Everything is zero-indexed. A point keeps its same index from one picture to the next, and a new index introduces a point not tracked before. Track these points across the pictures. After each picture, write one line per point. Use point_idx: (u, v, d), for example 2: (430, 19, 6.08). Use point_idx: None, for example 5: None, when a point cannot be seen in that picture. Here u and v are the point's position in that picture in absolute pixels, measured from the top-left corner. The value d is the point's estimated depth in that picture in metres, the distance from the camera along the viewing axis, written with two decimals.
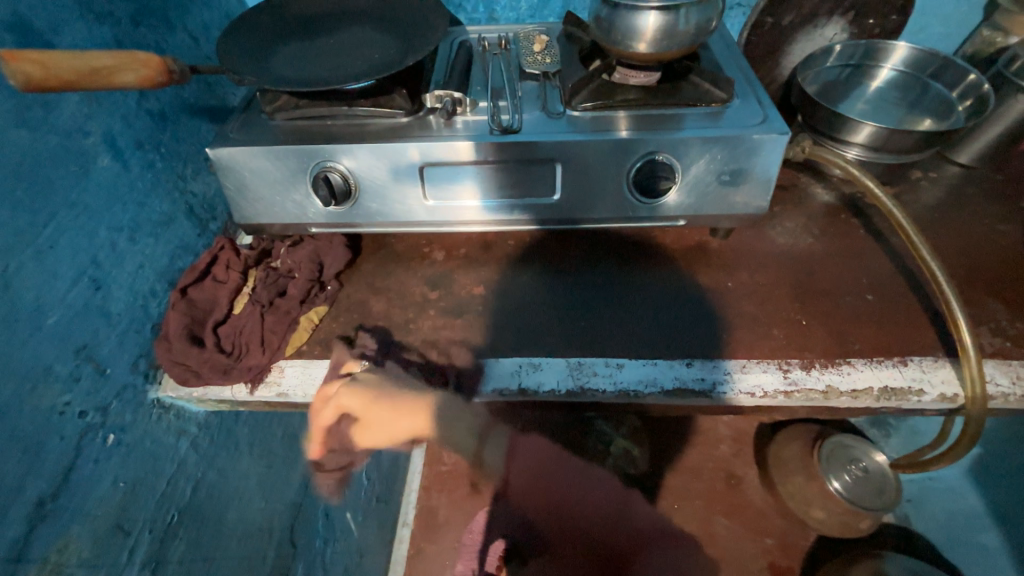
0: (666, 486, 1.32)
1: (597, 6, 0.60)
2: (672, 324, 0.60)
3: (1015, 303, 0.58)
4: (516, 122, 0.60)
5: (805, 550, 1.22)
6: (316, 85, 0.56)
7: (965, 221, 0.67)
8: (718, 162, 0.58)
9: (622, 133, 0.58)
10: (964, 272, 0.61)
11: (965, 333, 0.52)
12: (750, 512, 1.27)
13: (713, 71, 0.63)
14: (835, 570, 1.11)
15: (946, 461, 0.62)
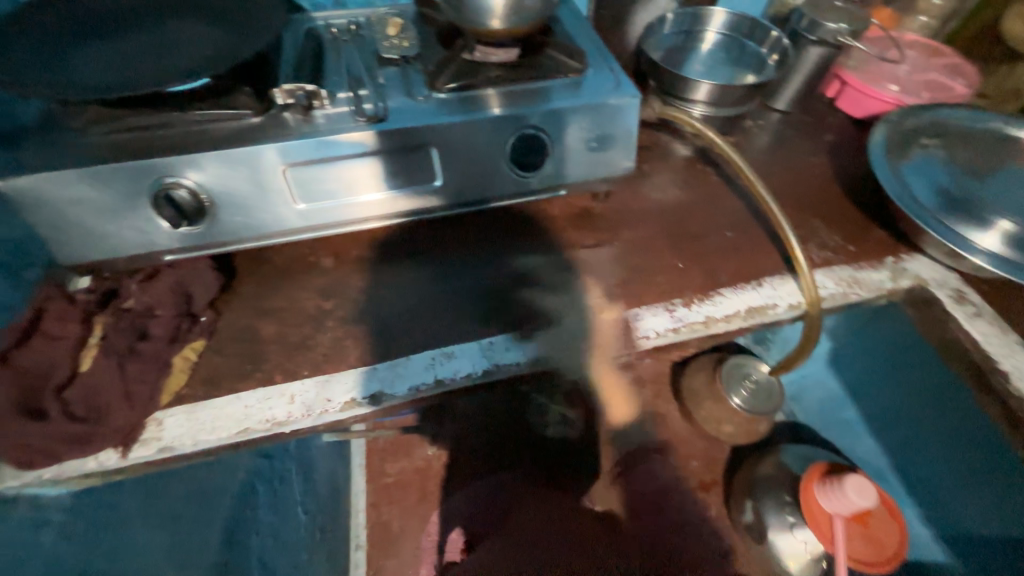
0: (603, 439, 1.41)
1: None
2: (571, 288, 0.64)
3: (831, 219, 0.71)
4: (382, 111, 0.57)
5: (723, 462, 1.40)
6: (134, 90, 0.48)
7: (788, 158, 0.79)
8: (584, 130, 0.62)
9: (492, 111, 0.59)
10: (793, 200, 0.73)
11: (799, 251, 0.63)
12: (675, 442, 1.42)
13: (566, 43, 0.66)
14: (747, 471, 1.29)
15: (803, 358, 0.75)
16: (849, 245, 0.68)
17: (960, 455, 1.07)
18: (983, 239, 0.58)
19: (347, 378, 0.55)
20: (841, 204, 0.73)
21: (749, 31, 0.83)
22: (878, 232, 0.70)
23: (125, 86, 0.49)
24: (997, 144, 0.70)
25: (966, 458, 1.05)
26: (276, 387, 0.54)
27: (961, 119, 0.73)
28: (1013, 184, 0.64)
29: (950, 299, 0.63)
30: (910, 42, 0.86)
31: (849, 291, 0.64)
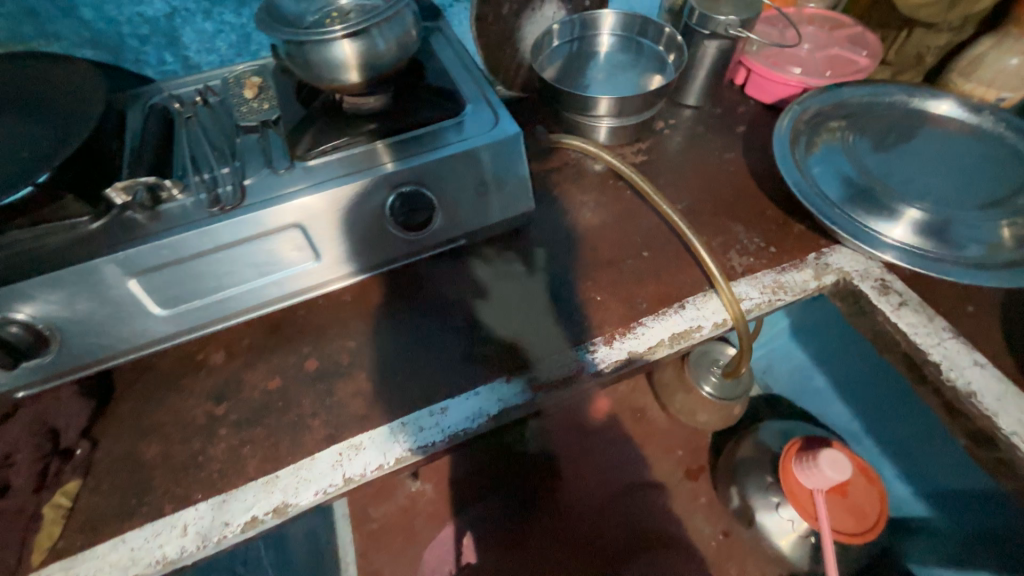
0: (584, 448, 1.38)
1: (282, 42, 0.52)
2: (487, 343, 0.59)
3: (749, 221, 0.68)
4: (238, 192, 0.51)
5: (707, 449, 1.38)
6: None
7: (701, 159, 0.76)
8: (469, 176, 0.57)
9: (363, 175, 0.53)
10: (710, 206, 0.70)
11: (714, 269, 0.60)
12: (657, 437, 1.40)
13: (443, 81, 0.61)
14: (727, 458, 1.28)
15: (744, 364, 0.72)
16: (769, 247, 0.65)
17: (918, 416, 1.07)
18: (891, 231, 0.56)
19: (246, 494, 0.50)
20: (757, 202, 0.70)
21: (642, 30, 0.80)
22: (797, 227, 0.67)
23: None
24: (901, 120, 0.68)
25: (923, 418, 1.05)
26: (165, 520, 0.48)
27: (864, 97, 0.71)
28: (920, 163, 0.62)
29: (875, 291, 0.61)
30: (810, 16, 0.84)
31: (774, 298, 0.61)
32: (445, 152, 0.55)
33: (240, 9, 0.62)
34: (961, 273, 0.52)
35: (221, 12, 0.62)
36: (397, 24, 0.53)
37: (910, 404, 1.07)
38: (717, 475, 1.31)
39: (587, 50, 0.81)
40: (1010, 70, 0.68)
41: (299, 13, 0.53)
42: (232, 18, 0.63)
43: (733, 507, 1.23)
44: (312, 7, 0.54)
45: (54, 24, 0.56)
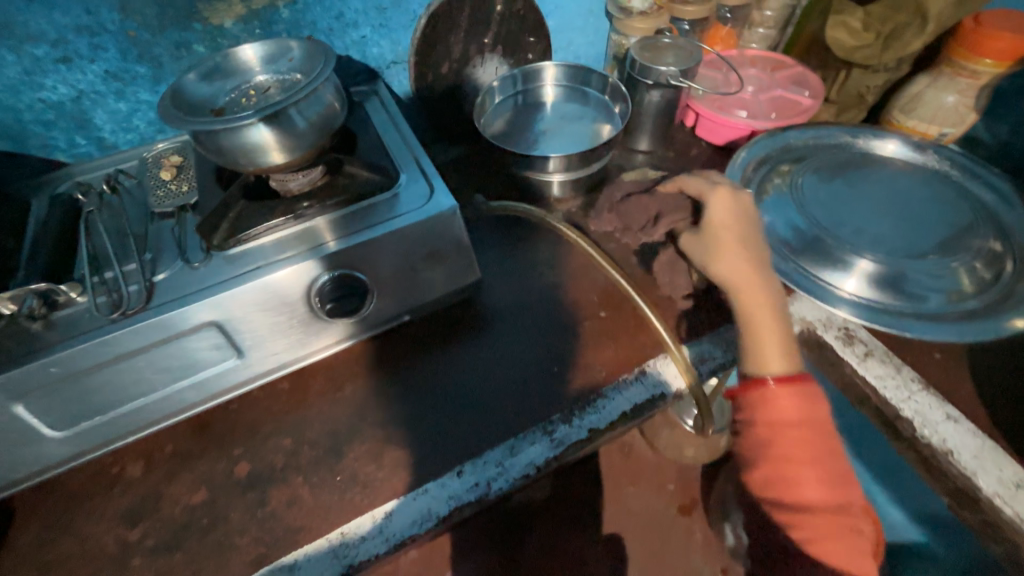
0: None
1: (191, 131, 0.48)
2: (437, 428, 0.54)
3: None
4: (144, 292, 0.46)
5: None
6: None
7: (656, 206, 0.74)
8: (406, 253, 0.53)
9: (285, 263, 0.49)
10: None
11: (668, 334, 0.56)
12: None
13: (376, 152, 0.58)
14: None
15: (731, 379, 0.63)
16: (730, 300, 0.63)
17: None
18: (844, 283, 0.55)
19: None
20: None
21: (587, 80, 0.79)
22: None
23: None
24: (848, 161, 0.67)
25: None
26: None
27: (808, 140, 0.71)
28: (869, 208, 0.62)
29: (840, 341, 0.58)
30: (752, 58, 0.84)
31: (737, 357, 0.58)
32: (377, 231, 0.51)
33: (156, 87, 0.59)
34: (918, 327, 0.51)
35: (136, 91, 0.58)
36: (319, 101, 0.50)
37: None
38: None
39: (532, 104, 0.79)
40: (948, 107, 0.69)
41: (210, 95, 0.49)
42: (148, 96, 0.59)
43: None
44: (225, 88, 0.51)
45: None
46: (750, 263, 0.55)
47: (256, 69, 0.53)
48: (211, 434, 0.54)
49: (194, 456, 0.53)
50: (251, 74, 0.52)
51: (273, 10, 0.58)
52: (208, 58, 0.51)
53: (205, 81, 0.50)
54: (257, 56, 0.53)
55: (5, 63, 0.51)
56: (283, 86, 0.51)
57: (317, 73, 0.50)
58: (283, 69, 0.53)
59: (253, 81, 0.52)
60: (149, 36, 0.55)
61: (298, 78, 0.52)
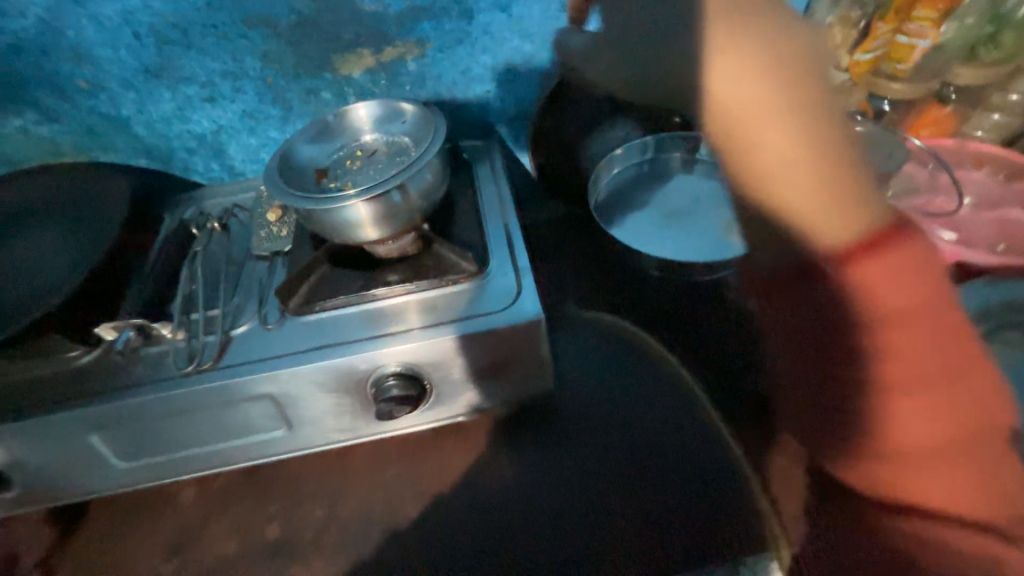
0: None
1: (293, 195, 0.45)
2: (465, 560, 0.45)
3: None
4: (218, 348, 0.47)
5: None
6: None
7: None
8: (471, 357, 0.46)
9: (349, 347, 0.45)
10: None
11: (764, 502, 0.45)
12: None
13: (470, 226, 0.52)
14: None
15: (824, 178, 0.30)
16: None
17: None
18: None
19: None
20: None
21: None
22: None
23: None
24: None
25: None
26: None
27: None
28: None
29: None
30: (978, 155, 0.62)
31: None
32: (449, 330, 0.45)
33: (283, 127, 0.60)
34: None
35: (265, 129, 0.60)
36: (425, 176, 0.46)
37: None
38: None
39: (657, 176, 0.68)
40: None
41: (319, 160, 0.48)
42: (275, 134, 0.60)
43: None
44: (334, 152, 0.49)
45: (111, 139, 0.57)
46: (779, 127, 0.30)
47: (368, 133, 0.50)
48: (256, 481, 0.53)
49: (237, 500, 0.52)
50: (362, 138, 0.50)
51: (401, 63, 0.56)
52: (323, 121, 0.49)
53: (316, 145, 0.49)
54: (371, 120, 0.50)
55: (162, 99, 0.55)
56: (390, 156, 0.48)
57: (426, 148, 0.46)
58: (393, 135, 0.50)
59: (362, 144, 0.50)
60: (283, 82, 0.55)
61: (407, 148, 0.48)
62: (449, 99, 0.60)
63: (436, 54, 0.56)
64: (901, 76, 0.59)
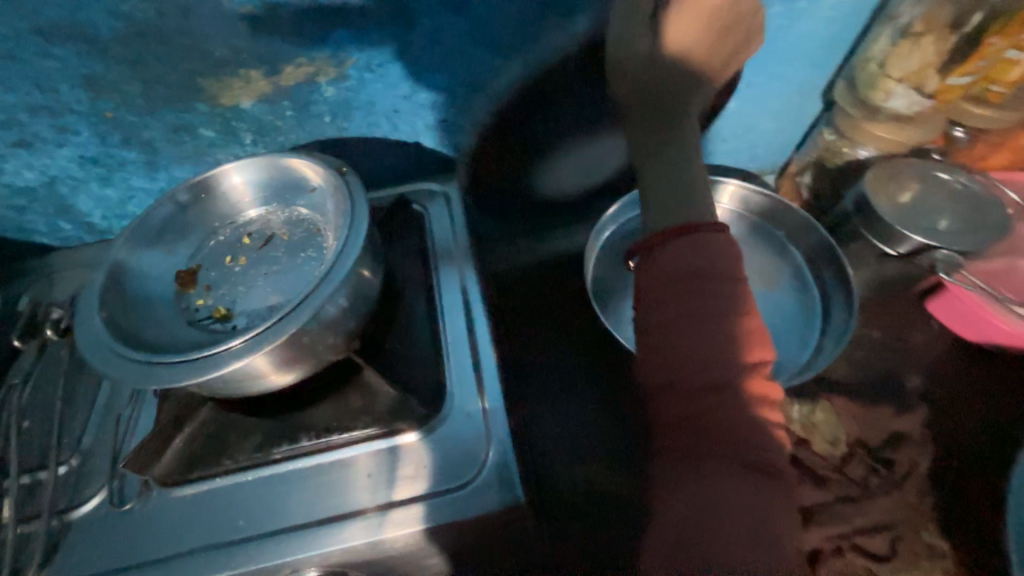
0: None
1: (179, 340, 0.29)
2: None
3: None
4: (44, 548, 0.31)
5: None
6: None
7: (851, 438, 0.44)
8: (422, 550, 0.32)
9: (244, 551, 0.31)
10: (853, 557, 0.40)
11: None
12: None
13: (420, 332, 0.37)
14: None
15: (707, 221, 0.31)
16: None
17: None
18: None
19: None
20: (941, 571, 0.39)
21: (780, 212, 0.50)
22: None
23: None
24: None
25: None
26: None
27: None
28: None
29: None
30: None
31: None
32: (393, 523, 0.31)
33: (153, 174, 0.42)
34: None
35: (126, 178, 0.42)
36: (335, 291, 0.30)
37: None
38: None
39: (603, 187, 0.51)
40: None
41: (181, 267, 0.32)
42: (143, 183, 0.43)
43: None
44: (207, 254, 0.33)
45: None
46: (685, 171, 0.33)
47: (259, 217, 0.34)
48: None
49: None
50: (250, 225, 0.34)
51: (311, 87, 0.38)
52: (186, 205, 0.33)
53: (180, 244, 0.33)
54: (263, 199, 0.34)
55: None
56: (288, 252, 0.32)
57: (338, 245, 0.30)
58: (295, 220, 0.33)
59: (249, 235, 0.33)
60: (133, 117, 0.37)
61: (317, 244, 0.32)
62: (390, 132, 0.43)
63: (362, 74, 0.38)
64: (996, 100, 0.44)
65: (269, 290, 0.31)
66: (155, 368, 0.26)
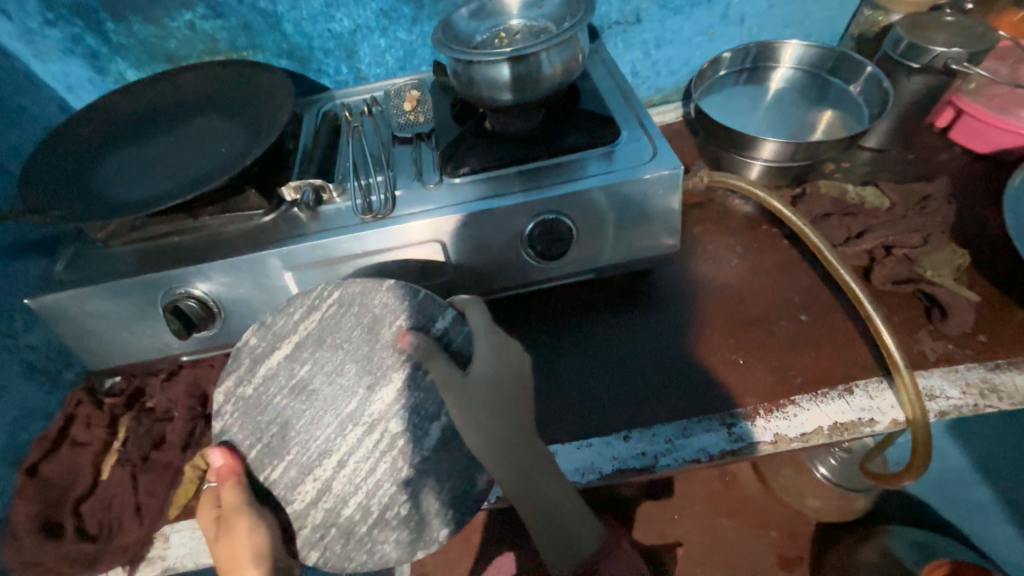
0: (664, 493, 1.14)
1: (451, 60, 0.53)
2: (655, 370, 0.54)
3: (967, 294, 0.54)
4: (389, 201, 0.53)
5: (811, 535, 1.08)
6: (172, 200, 0.47)
7: (893, 202, 0.61)
8: (614, 211, 0.53)
9: (499, 201, 0.51)
10: (903, 262, 0.56)
11: (868, 306, 0.53)
12: (750, 506, 1.12)
13: (533, 253, 0.53)
14: (842, 553, 0.98)
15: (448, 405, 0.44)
16: (977, 333, 0.52)
17: None
18: None
19: None
20: (970, 275, 0.55)
21: (836, 67, 0.70)
22: (1021, 313, 0.52)
23: (171, 195, 0.49)
24: None
25: None
26: None
27: None
28: None
29: None
30: None
31: (980, 403, 0.48)
32: (430, 464, 0.46)
33: (412, 27, 0.66)
34: None
35: (395, 30, 0.66)
36: (402, 441, 0.46)
37: None
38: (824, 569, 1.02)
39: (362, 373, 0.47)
40: None
41: (475, 37, 0.55)
42: (403, 35, 0.66)
43: None
44: (263, 388, 0.48)
45: (262, 37, 0.64)
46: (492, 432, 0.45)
47: (300, 364, 0.48)
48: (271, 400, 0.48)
49: None
50: (318, 360, 0.48)
51: None
52: (244, 347, 0.48)
53: (225, 379, 0.48)
54: (260, 352, 0.48)
55: None
56: (342, 314, 0.48)
57: (427, 443, 0.46)
58: (365, 388, 0.47)
59: (346, 439, 0.46)
60: None
61: (372, 355, 0.47)
62: None
63: None
64: None
65: (338, 357, 0.48)
66: (483, 58, 0.49)
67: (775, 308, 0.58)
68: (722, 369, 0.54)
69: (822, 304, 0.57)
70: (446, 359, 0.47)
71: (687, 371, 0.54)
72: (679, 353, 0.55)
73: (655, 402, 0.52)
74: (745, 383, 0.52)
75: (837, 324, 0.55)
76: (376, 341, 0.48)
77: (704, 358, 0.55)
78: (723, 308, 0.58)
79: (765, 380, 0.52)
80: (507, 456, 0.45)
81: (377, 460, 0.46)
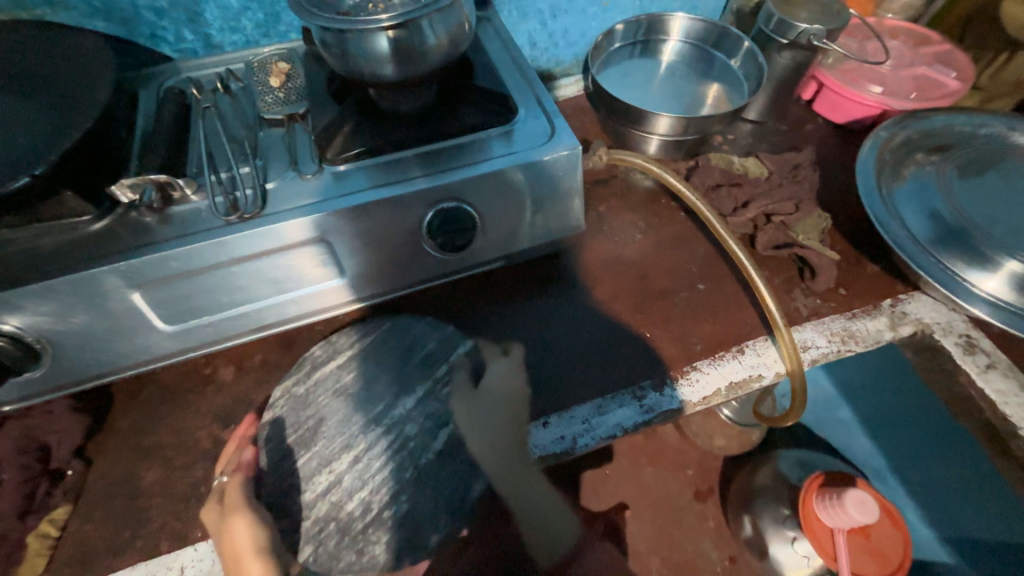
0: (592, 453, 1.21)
1: (318, 27, 0.46)
2: (569, 353, 0.54)
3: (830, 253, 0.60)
4: (258, 197, 0.45)
5: (719, 469, 1.20)
6: None
7: (771, 171, 0.66)
8: (518, 196, 0.50)
9: (396, 189, 0.46)
10: (780, 228, 0.61)
11: (753, 273, 0.57)
12: (667, 453, 1.23)
13: (433, 246, 0.49)
14: (744, 480, 1.11)
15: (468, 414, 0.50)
16: (839, 288, 0.59)
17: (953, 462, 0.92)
18: (983, 281, 0.53)
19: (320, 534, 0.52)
20: (834, 237, 0.62)
21: (719, 41, 0.72)
22: (871, 266, 0.60)
23: None
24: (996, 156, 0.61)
25: (960, 466, 0.91)
26: (161, 560, 0.44)
27: (952, 125, 0.65)
28: None
29: (960, 349, 0.55)
30: (890, 29, 0.76)
31: (842, 349, 0.55)
32: (439, 457, 0.48)
33: None
34: None
35: None
36: (415, 438, 0.48)
37: (943, 449, 0.94)
38: (730, 495, 1.15)
39: (397, 388, 0.50)
40: None
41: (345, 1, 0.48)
42: None
43: (746, 535, 1.07)
44: (313, 389, 0.51)
45: None
46: (505, 436, 0.49)
47: (347, 374, 0.51)
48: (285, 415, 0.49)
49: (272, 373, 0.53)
50: (360, 374, 0.51)
51: None
52: (308, 355, 0.52)
53: (285, 378, 0.51)
54: (319, 360, 0.52)
55: None
56: (387, 342, 0.53)
57: (434, 446, 0.48)
58: (393, 396, 0.50)
59: (368, 437, 0.48)
60: None
61: (406, 368, 0.51)
62: None
63: None
64: None
65: (378, 374, 0.51)
66: (353, 25, 0.42)
67: (676, 278, 0.60)
68: (633, 345, 0.55)
69: (715, 272, 0.61)
70: (475, 366, 0.52)
71: (600, 350, 0.55)
72: (592, 332, 0.56)
73: (575, 386, 0.52)
74: (653, 353, 0.55)
75: (728, 289, 0.59)
76: (411, 361, 0.52)
77: (615, 336, 0.56)
78: (630, 283, 0.60)
79: (670, 349, 0.55)
80: (501, 463, 0.48)
81: (389, 458, 0.47)
